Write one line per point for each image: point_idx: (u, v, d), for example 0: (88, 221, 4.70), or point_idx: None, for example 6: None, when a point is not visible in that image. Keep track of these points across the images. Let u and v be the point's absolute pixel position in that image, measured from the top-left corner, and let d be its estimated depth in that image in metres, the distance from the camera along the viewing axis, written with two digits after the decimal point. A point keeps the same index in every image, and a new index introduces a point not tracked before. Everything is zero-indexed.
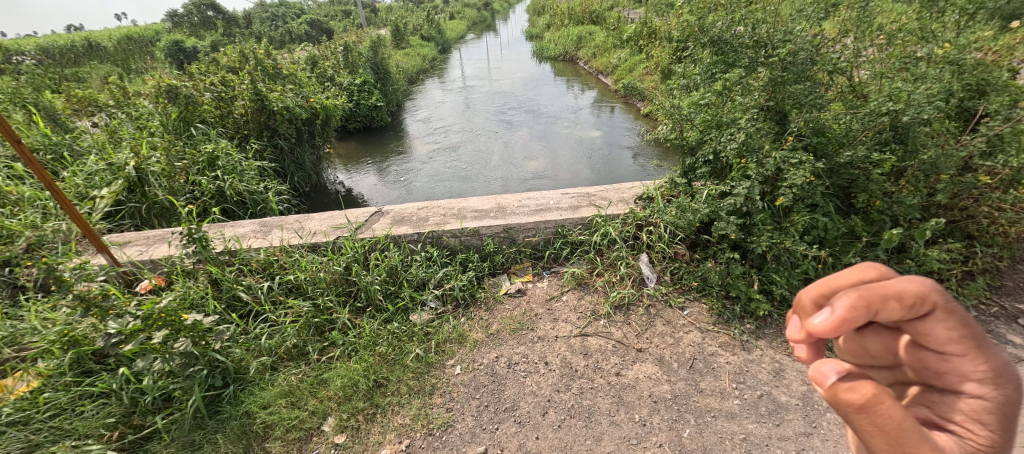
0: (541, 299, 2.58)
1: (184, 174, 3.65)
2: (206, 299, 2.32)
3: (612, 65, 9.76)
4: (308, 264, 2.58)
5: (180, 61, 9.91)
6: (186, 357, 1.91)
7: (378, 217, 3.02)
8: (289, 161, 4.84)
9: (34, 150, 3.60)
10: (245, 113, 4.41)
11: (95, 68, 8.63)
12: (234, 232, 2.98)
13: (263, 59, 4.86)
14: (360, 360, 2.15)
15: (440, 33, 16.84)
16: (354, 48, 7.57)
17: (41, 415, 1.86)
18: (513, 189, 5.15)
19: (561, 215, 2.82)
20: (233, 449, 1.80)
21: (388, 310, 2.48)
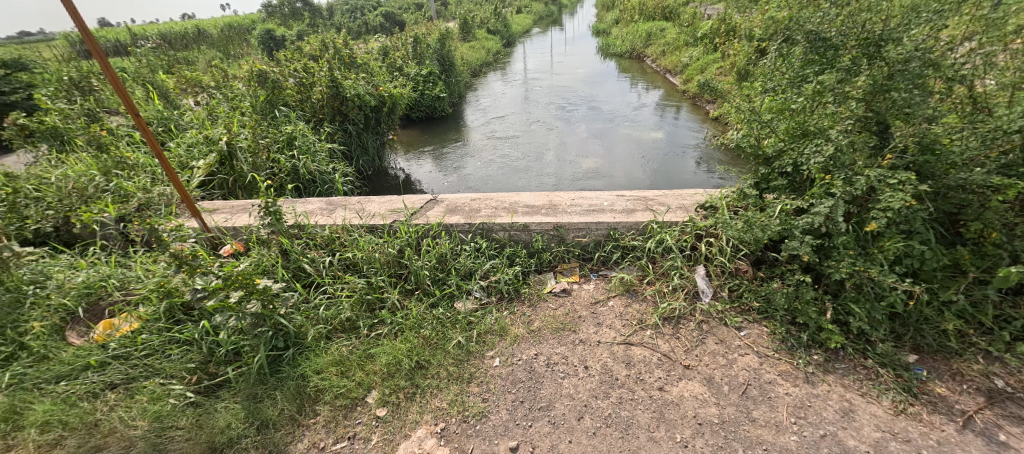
0: (586, 301, 2.52)
1: (266, 151, 3.98)
2: (276, 267, 2.52)
3: (683, 63, 9.27)
4: (366, 244, 2.72)
5: (270, 48, 10.87)
6: (256, 318, 2.09)
7: (433, 204, 3.11)
8: (356, 145, 5.11)
9: (149, 123, 4.12)
10: (322, 98, 4.73)
11: (201, 53, 9.72)
12: (304, 208, 3.20)
13: (341, 49, 5.18)
14: (406, 341, 2.23)
15: (507, 27, 16.97)
16: (423, 40, 7.85)
17: (138, 354, 2.13)
18: (565, 186, 5.07)
19: (615, 218, 2.73)
20: (288, 406, 1.94)
21: (435, 295, 2.54)
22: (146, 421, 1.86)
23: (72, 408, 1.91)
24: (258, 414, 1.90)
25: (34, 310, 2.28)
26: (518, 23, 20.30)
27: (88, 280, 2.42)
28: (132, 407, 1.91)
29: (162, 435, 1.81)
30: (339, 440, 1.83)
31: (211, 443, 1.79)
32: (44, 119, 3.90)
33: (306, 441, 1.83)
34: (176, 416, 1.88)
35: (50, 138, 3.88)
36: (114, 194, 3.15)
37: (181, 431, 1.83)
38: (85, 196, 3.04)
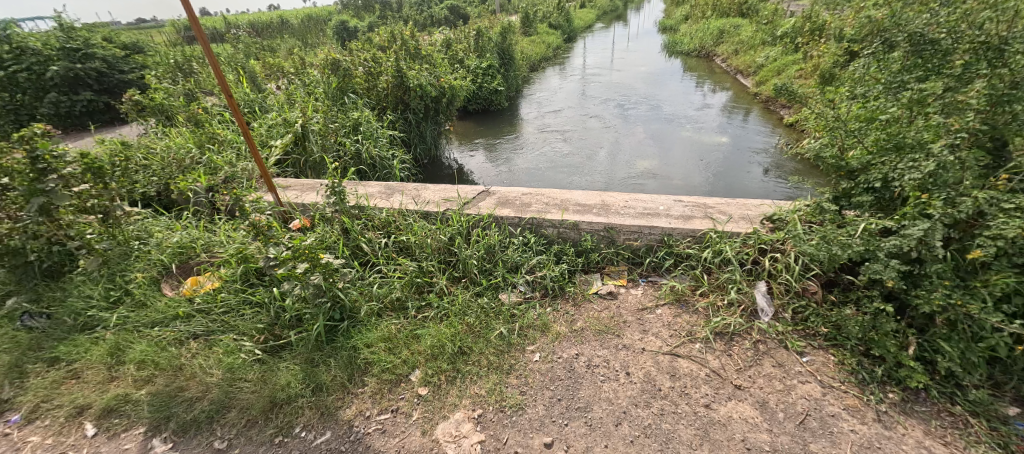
0: (633, 306, 2.45)
1: (335, 135, 4.23)
2: (337, 244, 2.68)
3: (757, 64, 8.66)
4: (419, 229, 2.82)
5: (343, 38, 11.52)
6: (317, 289, 2.25)
7: (485, 196, 3.16)
8: (415, 133, 5.29)
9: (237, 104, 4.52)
10: (387, 87, 4.94)
11: (283, 41, 10.51)
12: (365, 191, 3.37)
13: (407, 40, 5.38)
14: (451, 326, 2.29)
15: (569, 22, 16.75)
16: (486, 33, 7.94)
17: (217, 310, 2.37)
18: (616, 187, 4.94)
19: (671, 223, 2.63)
20: (340, 374, 2.07)
21: (481, 285, 2.59)
22: (219, 370, 2.07)
23: (163, 351, 2.18)
24: (314, 378, 2.04)
25: (139, 262, 2.63)
26: (581, 18, 19.99)
27: (181, 241, 2.73)
28: (210, 357, 2.14)
29: (232, 386, 2.01)
30: (382, 411, 1.92)
31: (272, 399, 1.95)
32: (153, 96, 4.41)
33: (354, 407, 1.94)
34: (244, 370, 2.07)
35: (157, 113, 4.39)
36: (206, 166, 3.51)
37: (247, 384, 2.01)
38: (182, 167, 3.41)
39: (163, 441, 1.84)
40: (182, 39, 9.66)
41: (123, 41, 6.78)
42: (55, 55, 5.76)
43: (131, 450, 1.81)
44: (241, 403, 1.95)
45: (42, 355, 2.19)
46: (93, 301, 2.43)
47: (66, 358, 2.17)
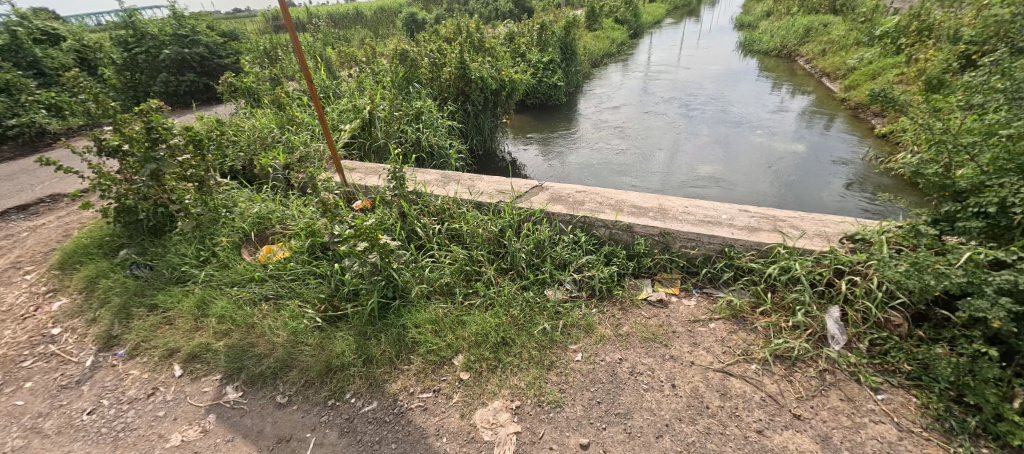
0: (685, 317, 2.35)
1: (398, 122, 4.42)
2: (395, 226, 2.81)
3: (848, 66, 7.86)
4: (472, 219, 2.88)
5: (411, 30, 11.96)
6: (373, 267, 2.37)
7: (538, 191, 3.15)
8: (472, 124, 5.38)
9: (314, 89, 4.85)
10: (450, 78, 5.06)
11: (356, 31, 11.12)
12: (423, 178, 3.49)
13: (472, 33, 5.46)
14: (495, 316, 2.33)
15: (637, 17, 16.20)
16: (550, 27, 7.86)
17: (286, 277, 2.58)
18: (673, 190, 4.72)
19: (733, 234, 2.48)
20: (389, 349, 2.17)
21: (528, 279, 2.60)
22: (284, 333, 2.25)
23: (239, 309, 2.41)
24: (365, 350, 2.16)
25: (225, 227, 2.91)
26: (650, 14, 19.26)
27: (261, 212, 3.00)
28: (277, 320, 2.33)
29: (294, 348, 2.19)
30: (425, 390, 2.00)
31: (328, 364, 2.10)
32: (244, 79, 4.86)
33: (399, 382, 2.04)
34: (305, 335, 2.24)
35: (246, 95, 4.83)
36: (284, 145, 3.81)
37: (308, 348, 2.18)
38: (264, 144, 3.73)
39: (234, 389, 2.05)
40: (270, 28, 10.53)
41: (222, 29, 7.53)
42: (168, 40, 6.52)
43: (208, 394, 2.03)
44: (302, 365, 2.11)
45: (145, 300, 2.53)
46: (187, 258, 2.73)
47: (163, 305, 2.48)
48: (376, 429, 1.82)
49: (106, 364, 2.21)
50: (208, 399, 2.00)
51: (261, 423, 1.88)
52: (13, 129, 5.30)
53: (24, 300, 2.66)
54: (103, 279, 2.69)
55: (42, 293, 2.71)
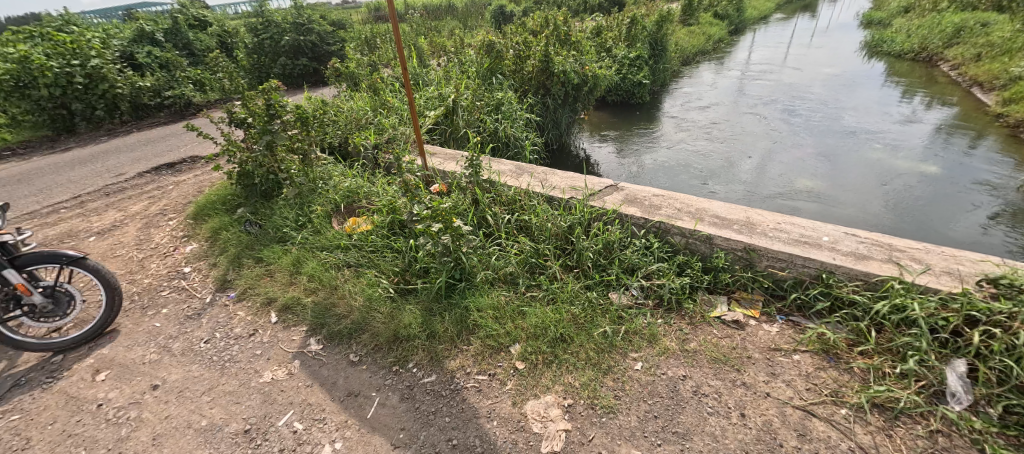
0: (763, 343, 2.14)
1: (478, 112, 4.53)
2: (468, 212, 2.90)
3: (1010, 76, 6.54)
4: (543, 212, 2.88)
5: (499, 22, 12.21)
6: (444, 248, 2.47)
7: (612, 190, 3.05)
8: (550, 118, 5.33)
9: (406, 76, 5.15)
10: (532, 71, 5.05)
11: (447, 23, 11.58)
12: (497, 168, 3.55)
13: (559, 26, 5.36)
14: (556, 312, 2.30)
15: (740, 12, 14.91)
16: (642, 21, 7.52)
17: (366, 248, 2.78)
18: (761, 203, 4.30)
19: (834, 259, 2.20)
20: (451, 328, 2.26)
21: (594, 279, 2.53)
22: (359, 299, 2.44)
23: (326, 272, 2.65)
24: (429, 326, 2.27)
25: (320, 197, 3.21)
26: (756, 8, 17.62)
27: (351, 186, 3.27)
28: (356, 286, 2.53)
29: (368, 314, 2.36)
30: (480, 372, 2.05)
31: (395, 333, 2.24)
32: (346, 65, 5.30)
33: (457, 361, 2.11)
34: (377, 304, 2.41)
35: (347, 79, 5.27)
36: (375, 127, 4.10)
37: (379, 315, 2.34)
38: (358, 125, 4.05)
39: (315, 342, 2.27)
40: (372, 18, 11.36)
41: (333, 19, 8.27)
42: (288, 28, 7.39)
43: (294, 343, 2.27)
44: (373, 330, 2.28)
45: (254, 253, 2.89)
46: (288, 221, 3.06)
47: (266, 260, 2.82)
48: (432, 400, 1.91)
49: (219, 303, 2.57)
50: (293, 347, 2.24)
51: (334, 376, 2.07)
52: (168, 99, 6.33)
53: (166, 241, 3.19)
54: (224, 231, 3.12)
55: (179, 237, 3.22)
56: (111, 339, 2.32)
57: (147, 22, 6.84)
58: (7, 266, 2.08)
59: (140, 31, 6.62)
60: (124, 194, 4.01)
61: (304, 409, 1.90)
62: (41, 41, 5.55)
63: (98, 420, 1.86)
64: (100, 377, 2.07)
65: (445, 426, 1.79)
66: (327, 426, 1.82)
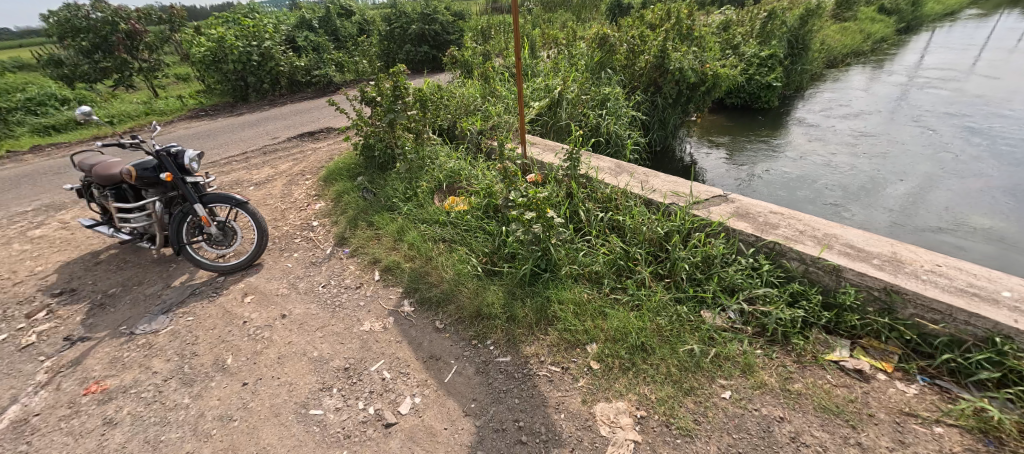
0: (891, 402, 1.79)
1: (583, 106, 4.48)
2: (562, 204, 2.90)
3: None
4: (639, 215, 2.77)
5: (615, 15, 11.87)
6: (534, 237, 2.51)
7: (722, 201, 2.81)
8: (657, 118, 5.03)
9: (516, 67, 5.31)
10: (645, 67, 4.80)
11: (562, 15, 11.56)
12: (596, 164, 3.49)
13: (682, 19, 4.92)
14: (639, 319, 2.21)
15: (913, 7, 12.45)
16: (782, 16, 6.67)
17: (461, 226, 2.95)
18: (907, 236, 3.60)
19: (1015, 321, 1.74)
20: (531, 315, 2.30)
21: (685, 292, 2.37)
22: (450, 272, 2.61)
23: (424, 243, 2.88)
24: (511, 309, 2.34)
25: (427, 174, 3.46)
26: (939, 3, 14.54)
27: (454, 168, 3.47)
28: (449, 260, 2.71)
29: (456, 287, 2.51)
30: (554, 363, 2.07)
31: (478, 310, 2.36)
32: (463, 53, 5.61)
33: (533, 348, 2.15)
34: (465, 280, 2.55)
35: (461, 67, 5.58)
36: (482, 113, 4.29)
37: (466, 291, 2.48)
38: (467, 110, 4.27)
39: (408, 304, 2.49)
40: (490, 9, 11.83)
41: (456, 9, 8.79)
42: (416, 18, 8.09)
43: (391, 301, 2.52)
44: (459, 302, 2.43)
45: (367, 217, 3.25)
46: (398, 193, 3.37)
47: (376, 225, 3.15)
48: (504, 379, 1.99)
49: (336, 256, 2.96)
50: (390, 304, 2.50)
51: (420, 338, 2.26)
52: (315, 77, 7.32)
53: (303, 197, 3.74)
54: (345, 195, 3.56)
55: (312, 195, 3.75)
56: (257, 270, 2.82)
57: (307, 11, 7.98)
58: (197, 201, 2.61)
59: (301, 19, 7.77)
60: (276, 154, 4.79)
61: (393, 362, 2.11)
62: (232, 26, 6.83)
63: (242, 333, 2.29)
64: (246, 300, 2.54)
65: (514, 407, 1.85)
66: (410, 381, 2.01)
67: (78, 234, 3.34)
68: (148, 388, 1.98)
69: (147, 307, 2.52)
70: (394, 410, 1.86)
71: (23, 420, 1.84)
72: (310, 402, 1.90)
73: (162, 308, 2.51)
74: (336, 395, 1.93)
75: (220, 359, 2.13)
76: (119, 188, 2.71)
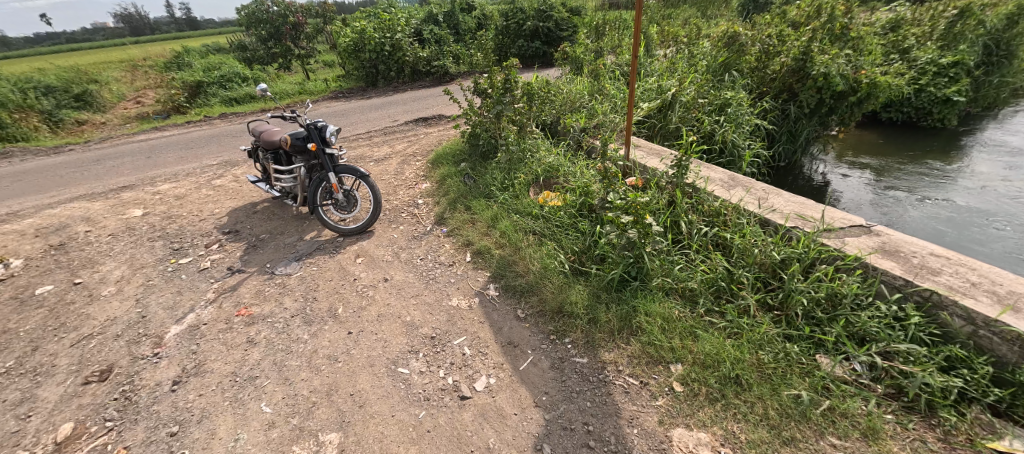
0: None
1: (698, 110, 4.15)
2: (662, 212, 2.74)
3: None
4: (751, 236, 2.49)
5: (747, 12, 10.76)
6: (628, 243, 2.41)
7: (862, 232, 2.39)
8: (786, 129, 4.43)
9: (629, 66, 5.14)
10: (779, 70, 4.24)
11: (685, 12, 10.83)
12: (707, 174, 3.22)
13: (836, 18, 4.22)
14: (736, 349, 2.01)
15: None
16: (979, 15, 5.40)
17: (553, 221, 2.96)
18: None
19: None
20: (614, 322, 2.23)
21: (797, 330, 2.09)
22: (537, 265, 2.63)
23: (515, 232, 2.95)
24: (594, 311, 2.29)
25: (525, 167, 3.51)
26: None
27: (552, 163, 3.46)
28: (537, 253, 2.73)
29: (541, 280, 2.54)
30: (632, 375, 1.98)
31: (561, 306, 2.36)
32: (575, 50, 5.58)
33: (613, 356, 2.08)
34: (551, 274, 2.55)
35: (572, 63, 5.55)
36: (588, 111, 4.23)
37: (551, 285, 2.49)
38: (572, 107, 4.24)
39: (494, 288, 2.59)
40: (607, 5, 11.57)
41: (572, 5, 8.77)
42: (532, 14, 8.26)
43: (478, 283, 2.64)
44: (542, 295, 2.45)
45: (466, 202, 3.43)
46: (496, 182, 3.49)
47: (473, 210, 3.31)
48: (579, 380, 1.97)
49: (435, 234, 3.18)
50: (478, 286, 2.62)
51: (501, 323, 2.33)
52: (434, 68, 7.84)
53: (412, 177, 4.08)
54: (449, 178, 3.80)
55: (420, 176, 4.08)
56: (370, 236, 3.16)
57: (435, 6, 8.61)
58: (331, 170, 3.01)
59: (429, 13, 8.41)
60: (393, 136, 5.29)
61: (474, 340, 2.22)
62: (372, 20, 7.66)
63: (352, 289, 2.60)
64: (358, 261, 2.87)
65: (585, 409, 1.83)
66: (488, 361, 2.09)
67: (243, 186, 4.08)
68: (279, 320, 2.37)
69: (284, 254, 2.99)
70: (469, 384, 1.96)
71: (196, 326, 2.35)
72: (400, 360, 2.09)
73: (295, 256, 2.95)
74: (421, 359, 2.09)
75: (333, 308, 2.45)
76: (276, 153, 3.25)
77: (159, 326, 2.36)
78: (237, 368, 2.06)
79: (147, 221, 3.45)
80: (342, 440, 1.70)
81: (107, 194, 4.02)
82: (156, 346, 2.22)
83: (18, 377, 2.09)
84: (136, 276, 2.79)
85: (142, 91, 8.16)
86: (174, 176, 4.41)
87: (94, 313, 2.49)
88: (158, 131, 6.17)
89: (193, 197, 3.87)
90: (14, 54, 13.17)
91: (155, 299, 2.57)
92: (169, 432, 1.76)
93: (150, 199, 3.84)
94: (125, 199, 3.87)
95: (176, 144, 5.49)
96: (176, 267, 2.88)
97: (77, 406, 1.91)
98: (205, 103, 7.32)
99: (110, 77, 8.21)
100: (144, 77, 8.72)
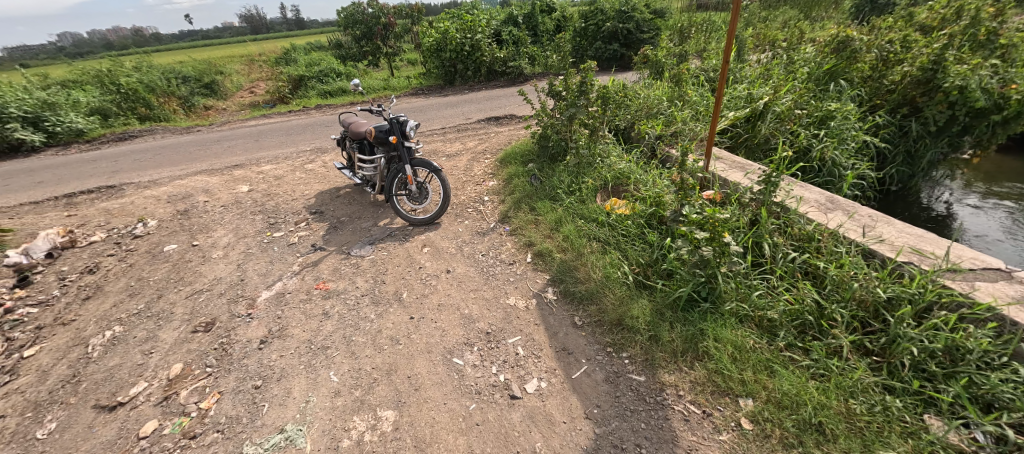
0: None
1: (793, 121, 3.74)
2: (743, 231, 2.51)
3: None
4: (850, 267, 2.20)
5: (860, 14, 9.59)
6: (701, 260, 2.24)
7: (1000, 278, 2.01)
8: (902, 148, 3.87)
9: (715, 71, 4.81)
10: (899, 81, 3.71)
11: (784, 12, 9.93)
12: (799, 193, 2.91)
13: (982, 23, 3.61)
14: (821, 393, 1.79)
15: None
16: None
17: (619, 229, 2.85)
18: None
19: None
20: (678, 343, 2.09)
21: (900, 382, 1.82)
22: (599, 273, 2.55)
23: (580, 237, 2.89)
24: (657, 329, 2.17)
25: (594, 172, 3.43)
26: None
27: (623, 169, 3.33)
28: (601, 260, 2.64)
29: (602, 289, 2.46)
30: (695, 402, 1.85)
31: (621, 318, 2.26)
32: (656, 54, 5.35)
33: (674, 378, 1.96)
34: (613, 284, 2.46)
35: (652, 67, 5.33)
36: (666, 116, 4.02)
37: (612, 296, 2.40)
38: (649, 113, 4.07)
39: (553, 292, 2.56)
40: (695, 6, 10.94)
41: (656, 6, 8.45)
42: (613, 15, 8.07)
43: (537, 285, 2.63)
44: (602, 305, 2.37)
45: (530, 202, 3.43)
46: (563, 185, 3.45)
47: (537, 211, 3.29)
48: (635, 398, 1.88)
49: (498, 231, 3.22)
50: (536, 288, 2.60)
51: (557, 328, 2.29)
52: (510, 68, 7.98)
53: (480, 174, 4.17)
54: (516, 178, 3.82)
55: (488, 173, 4.15)
56: (436, 228, 3.28)
57: (516, 7, 8.74)
58: (407, 162, 3.17)
59: (510, 15, 8.56)
60: (466, 133, 5.45)
61: (529, 342, 2.20)
62: (455, 20, 7.92)
63: (417, 276, 2.71)
64: (424, 250, 2.99)
65: (638, 429, 1.74)
66: (541, 364, 2.07)
67: (329, 172, 4.44)
68: (351, 297, 2.54)
69: (360, 237, 3.20)
70: (521, 385, 1.96)
71: (282, 294, 2.59)
72: (455, 351, 2.14)
73: (369, 240, 3.15)
74: (475, 353, 2.13)
75: (399, 292, 2.57)
76: (361, 143, 3.51)
77: (253, 289, 2.64)
78: (313, 337, 2.24)
79: (250, 196, 3.89)
80: (397, 418, 1.78)
81: (222, 171, 4.59)
82: (250, 307, 2.49)
83: (145, 319, 2.45)
84: (239, 244, 3.15)
85: (255, 83, 9.21)
86: (275, 158, 4.92)
87: (204, 272, 2.85)
88: (265, 118, 6.94)
89: (289, 178, 4.29)
90: (161, 49, 15.47)
91: (252, 265, 2.89)
92: (254, 385, 1.96)
93: (254, 178, 4.32)
94: (235, 175, 4.39)
95: (279, 130, 6.13)
96: (271, 239, 3.21)
97: (186, 350, 2.20)
98: (305, 95, 8.09)
99: (233, 70, 9.39)
100: (259, 71, 9.86)
